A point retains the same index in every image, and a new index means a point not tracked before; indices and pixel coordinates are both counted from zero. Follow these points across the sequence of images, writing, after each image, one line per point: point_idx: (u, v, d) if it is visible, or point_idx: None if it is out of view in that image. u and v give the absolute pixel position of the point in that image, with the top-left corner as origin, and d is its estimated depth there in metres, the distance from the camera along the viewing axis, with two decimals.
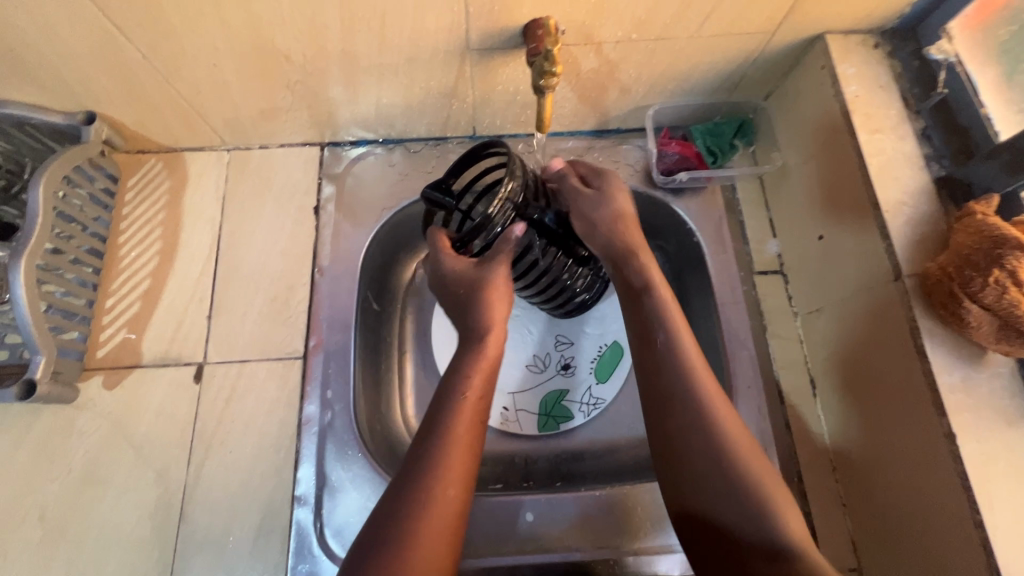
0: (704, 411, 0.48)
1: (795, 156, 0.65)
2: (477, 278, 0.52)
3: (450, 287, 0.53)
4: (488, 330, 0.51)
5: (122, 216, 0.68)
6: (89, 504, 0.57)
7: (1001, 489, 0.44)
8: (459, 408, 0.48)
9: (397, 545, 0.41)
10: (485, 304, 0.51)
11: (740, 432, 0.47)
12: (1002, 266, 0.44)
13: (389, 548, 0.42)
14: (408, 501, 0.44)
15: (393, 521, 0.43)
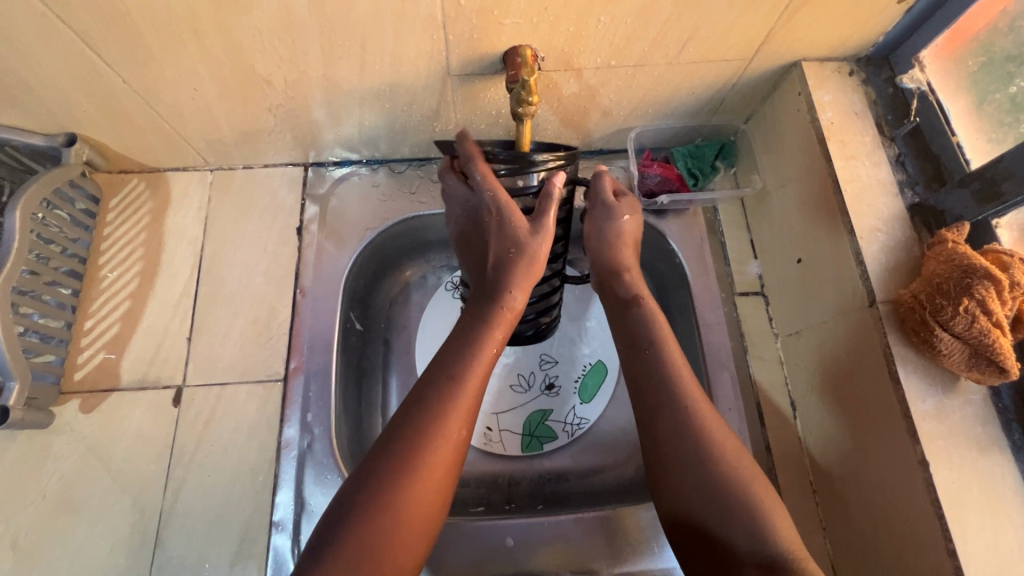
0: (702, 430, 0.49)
1: (775, 179, 0.66)
2: (527, 238, 0.51)
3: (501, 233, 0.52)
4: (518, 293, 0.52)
5: (103, 237, 0.68)
6: (62, 532, 0.56)
7: (974, 518, 0.44)
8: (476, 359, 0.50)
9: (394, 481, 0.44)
10: (524, 272, 0.52)
11: (727, 437, 0.49)
12: (973, 295, 0.44)
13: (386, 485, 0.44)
14: (378, 494, 0.43)
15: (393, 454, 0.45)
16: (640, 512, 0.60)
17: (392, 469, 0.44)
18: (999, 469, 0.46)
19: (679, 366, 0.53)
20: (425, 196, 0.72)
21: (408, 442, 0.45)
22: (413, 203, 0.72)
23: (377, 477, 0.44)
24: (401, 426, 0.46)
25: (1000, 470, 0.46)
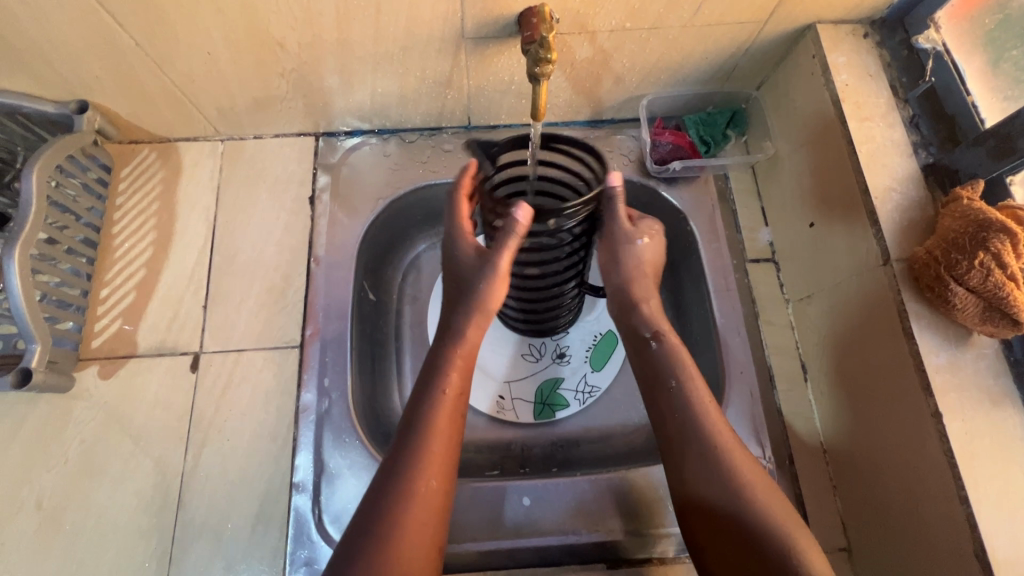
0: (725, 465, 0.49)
1: (787, 145, 0.66)
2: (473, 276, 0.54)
3: (451, 266, 0.57)
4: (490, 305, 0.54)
5: (115, 207, 0.68)
6: (85, 494, 0.57)
7: (985, 467, 0.45)
8: (437, 404, 0.51)
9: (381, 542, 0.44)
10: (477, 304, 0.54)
11: (751, 468, 0.49)
12: (987, 249, 0.45)
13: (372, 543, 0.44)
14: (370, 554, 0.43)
15: (374, 520, 0.45)
16: (655, 472, 0.61)
17: (381, 528, 0.44)
18: (1010, 420, 0.47)
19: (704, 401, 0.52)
20: (436, 166, 0.72)
21: (385, 507, 0.45)
22: (425, 173, 0.72)
23: (370, 540, 0.44)
24: (381, 488, 0.46)
25: (1012, 420, 0.47)
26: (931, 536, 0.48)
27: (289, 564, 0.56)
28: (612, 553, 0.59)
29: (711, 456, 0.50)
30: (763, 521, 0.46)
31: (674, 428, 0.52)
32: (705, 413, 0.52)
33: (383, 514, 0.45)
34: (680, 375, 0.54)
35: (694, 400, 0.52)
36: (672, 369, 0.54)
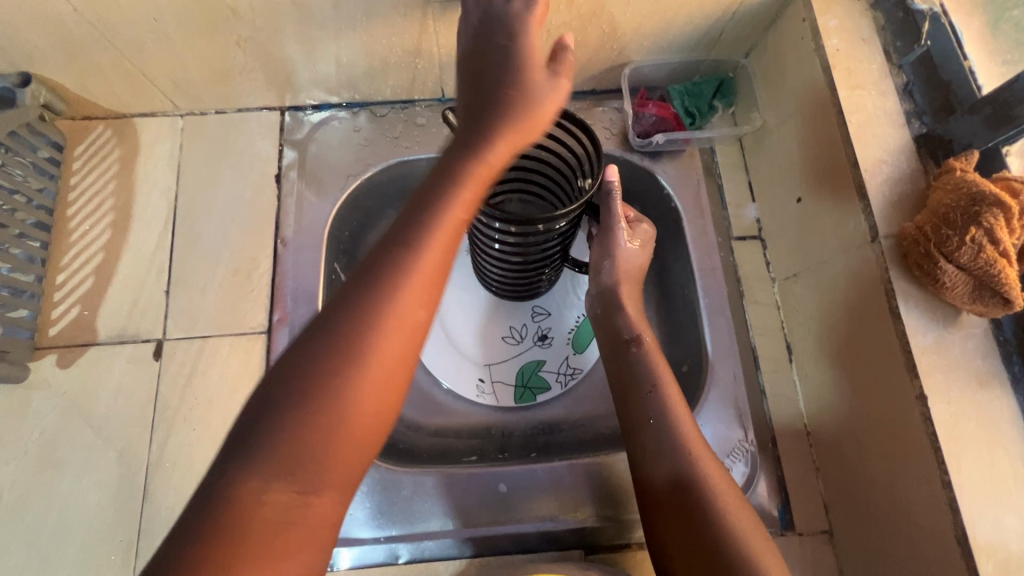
0: (691, 461, 0.49)
1: (775, 116, 0.63)
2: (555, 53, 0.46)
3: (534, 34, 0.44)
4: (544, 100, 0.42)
5: (69, 188, 0.65)
6: (47, 486, 0.55)
7: (971, 450, 0.44)
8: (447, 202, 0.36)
9: (341, 344, 0.32)
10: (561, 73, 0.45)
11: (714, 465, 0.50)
12: (980, 224, 0.43)
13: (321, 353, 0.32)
14: (304, 394, 0.32)
15: (344, 304, 0.34)
16: None
17: (318, 366, 0.32)
18: (998, 401, 0.45)
19: (678, 411, 0.52)
20: (409, 141, 0.69)
21: (342, 319, 0.33)
22: (397, 148, 0.68)
23: (299, 379, 0.32)
24: (331, 311, 0.34)
25: (1000, 402, 0.45)
26: (910, 520, 0.47)
27: None
28: (591, 539, 0.57)
29: (685, 468, 0.49)
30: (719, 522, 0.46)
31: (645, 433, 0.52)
32: (682, 424, 0.51)
33: (311, 373, 0.32)
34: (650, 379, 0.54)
35: (671, 409, 0.52)
36: (648, 376, 0.54)
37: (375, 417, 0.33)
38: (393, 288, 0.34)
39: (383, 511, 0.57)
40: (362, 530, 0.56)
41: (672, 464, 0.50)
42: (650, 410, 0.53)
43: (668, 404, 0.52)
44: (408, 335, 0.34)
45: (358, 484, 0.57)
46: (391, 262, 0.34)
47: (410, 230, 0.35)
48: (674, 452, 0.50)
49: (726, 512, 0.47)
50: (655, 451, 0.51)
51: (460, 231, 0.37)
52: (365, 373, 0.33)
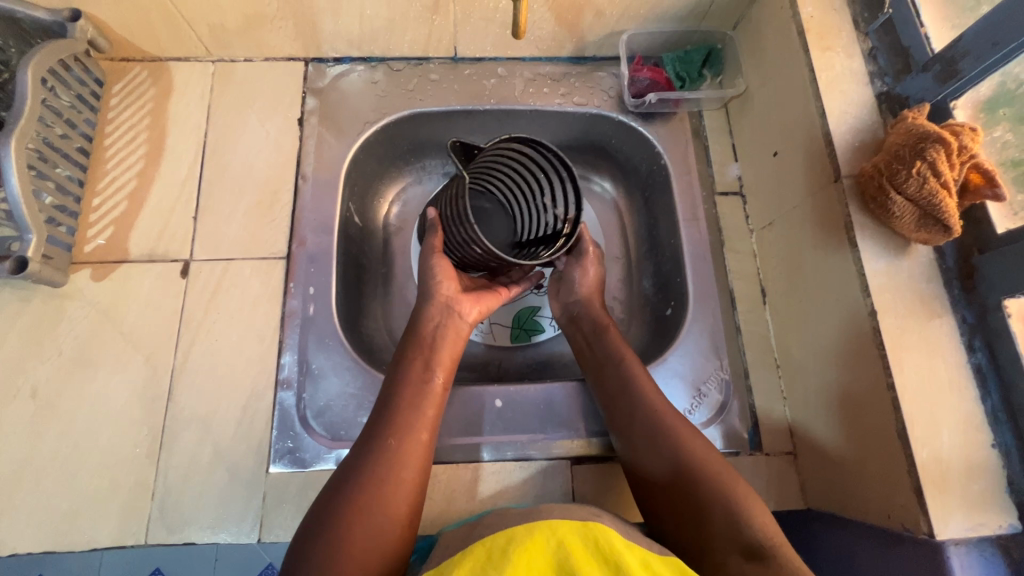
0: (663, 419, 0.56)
1: (756, 81, 0.69)
2: None
3: None
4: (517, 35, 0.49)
5: (107, 120, 0.70)
6: (79, 384, 0.60)
7: (913, 358, 0.49)
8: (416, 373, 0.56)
9: (362, 484, 0.48)
10: None
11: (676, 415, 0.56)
12: (924, 158, 0.49)
13: (357, 471, 0.49)
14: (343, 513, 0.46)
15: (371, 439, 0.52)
16: None
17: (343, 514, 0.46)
18: (939, 319, 0.51)
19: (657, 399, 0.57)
20: (422, 94, 0.75)
21: (362, 475, 0.49)
22: (411, 100, 0.74)
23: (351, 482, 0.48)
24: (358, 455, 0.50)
25: (941, 320, 0.51)
26: (861, 425, 0.53)
27: (273, 452, 0.59)
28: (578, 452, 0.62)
29: (671, 441, 0.54)
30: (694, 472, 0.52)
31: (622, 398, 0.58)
32: (663, 411, 0.56)
33: (354, 483, 0.48)
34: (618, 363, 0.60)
35: (649, 401, 0.57)
36: (615, 360, 0.61)
37: (415, 471, 0.51)
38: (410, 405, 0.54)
39: None
40: None
41: (660, 446, 0.54)
42: (633, 402, 0.58)
43: (645, 393, 0.58)
44: (429, 410, 0.55)
45: (365, 394, 0.62)
46: (387, 437, 0.51)
47: (399, 373, 0.56)
48: (658, 432, 0.55)
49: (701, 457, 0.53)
50: (646, 434, 0.55)
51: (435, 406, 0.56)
52: (388, 479, 0.49)
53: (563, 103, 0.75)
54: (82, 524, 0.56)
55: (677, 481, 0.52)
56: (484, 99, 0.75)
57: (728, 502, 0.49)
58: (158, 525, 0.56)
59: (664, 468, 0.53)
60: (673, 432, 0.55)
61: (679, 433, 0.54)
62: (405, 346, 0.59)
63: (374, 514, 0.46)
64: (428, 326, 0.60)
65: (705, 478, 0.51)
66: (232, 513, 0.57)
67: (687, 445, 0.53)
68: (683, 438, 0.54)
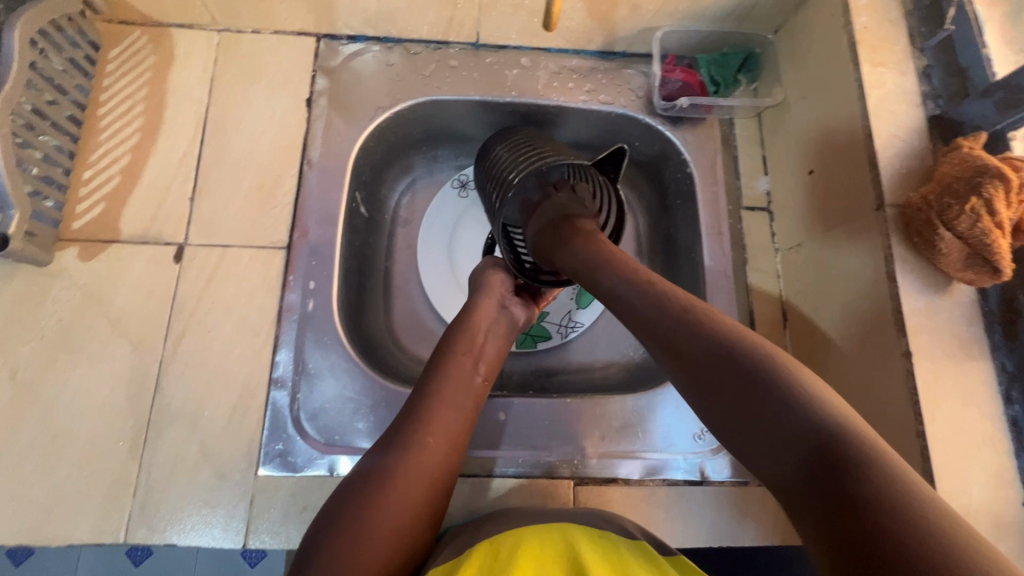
0: (708, 333, 0.37)
1: (796, 91, 0.65)
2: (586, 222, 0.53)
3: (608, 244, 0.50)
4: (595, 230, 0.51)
5: (102, 87, 0.65)
6: (61, 370, 0.57)
7: (946, 406, 0.47)
8: (458, 364, 0.54)
9: (387, 467, 0.46)
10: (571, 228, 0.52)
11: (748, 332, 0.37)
12: (980, 195, 0.45)
13: (389, 451, 0.47)
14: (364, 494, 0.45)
15: (404, 420, 0.49)
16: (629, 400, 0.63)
17: (363, 499, 0.44)
18: (977, 366, 0.48)
19: (716, 319, 0.38)
20: (440, 80, 0.70)
21: (390, 458, 0.46)
22: (428, 86, 0.70)
23: (379, 464, 0.46)
24: (392, 434, 0.48)
25: (979, 366, 0.48)
26: None
27: (262, 454, 0.57)
28: (582, 473, 0.60)
29: (785, 397, 0.32)
30: (796, 397, 0.32)
31: (644, 308, 0.41)
32: (741, 336, 0.36)
33: (384, 462, 0.46)
34: (624, 277, 0.44)
35: (727, 331, 0.37)
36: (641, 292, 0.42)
37: (440, 464, 0.48)
38: (448, 394, 0.51)
39: (383, 426, 0.59)
40: (363, 441, 0.58)
41: (781, 414, 0.31)
42: (674, 322, 0.39)
43: (714, 326, 0.38)
44: (466, 406, 0.52)
45: (363, 398, 0.59)
46: (415, 422, 0.49)
47: (443, 365, 0.53)
48: (725, 354, 0.36)
49: (817, 398, 0.32)
50: (733, 383, 0.34)
51: (472, 405, 0.52)
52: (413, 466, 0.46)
53: (588, 101, 0.71)
54: (58, 519, 0.53)
55: (807, 463, 0.29)
56: (505, 91, 0.70)
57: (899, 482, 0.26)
58: (139, 523, 0.54)
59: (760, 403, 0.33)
60: (780, 379, 0.33)
61: (796, 379, 0.33)
62: (452, 337, 0.56)
63: (396, 503, 0.44)
64: (480, 324, 0.57)
65: (793, 406, 0.31)
66: (217, 515, 0.55)
67: (819, 402, 0.31)
68: (803, 384, 0.32)
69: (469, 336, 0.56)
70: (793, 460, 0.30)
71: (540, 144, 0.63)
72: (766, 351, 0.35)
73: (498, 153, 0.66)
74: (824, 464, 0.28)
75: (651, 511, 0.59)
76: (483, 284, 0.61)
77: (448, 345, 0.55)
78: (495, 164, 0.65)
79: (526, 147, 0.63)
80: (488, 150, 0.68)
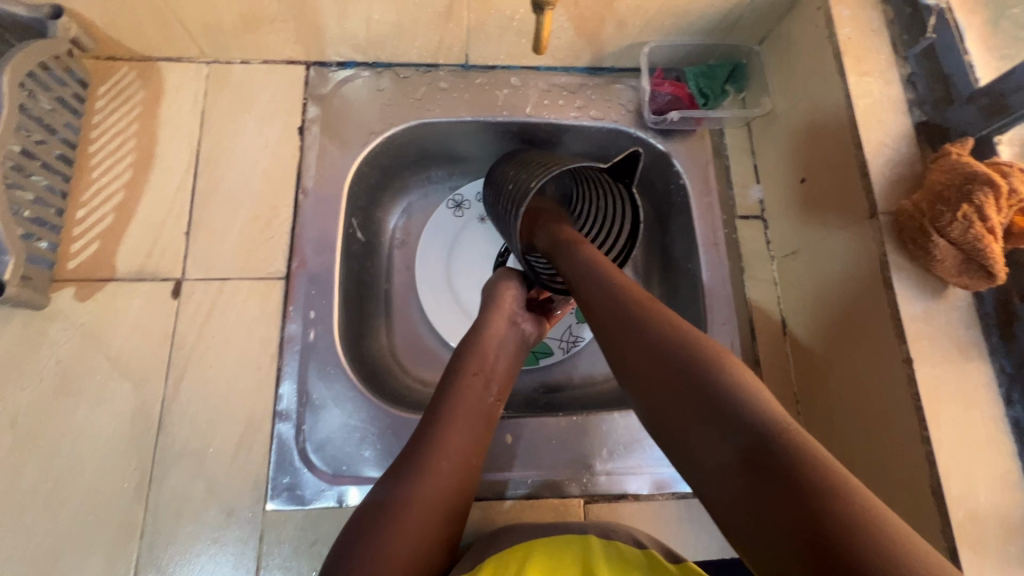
0: (661, 337, 0.41)
1: (784, 101, 0.66)
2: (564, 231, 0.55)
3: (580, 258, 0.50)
4: (583, 247, 0.52)
5: (92, 125, 0.65)
6: (62, 413, 0.56)
7: (948, 411, 0.47)
8: (469, 385, 0.53)
9: (402, 496, 0.45)
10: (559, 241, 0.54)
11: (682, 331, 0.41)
12: (972, 201, 0.46)
13: (403, 477, 0.46)
14: (377, 521, 0.44)
15: (417, 444, 0.49)
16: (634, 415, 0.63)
17: (379, 528, 0.43)
18: (977, 368, 0.49)
19: (669, 328, 0.41)
20: (430, 104, 0.70)
21: (404, 485, 0.46)
22: (419, 109, 0.70)
23: (393, 491, 0.46)
24: (405, 458, 0.48)
25: (978, 369, 0.49)
26: (890, 475, 0.50)
27: (270, 488, 0.56)
28: (591, 490, 0.60)
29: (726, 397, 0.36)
30: (749, 404, 0.35)
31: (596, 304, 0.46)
32: (711, 360, 0.38)
33: (398, 489, 0.45)
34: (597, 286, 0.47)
35: (685, 339, 0.40)
36: (597, 291, 0.46)
37: (452, 492, 0.47)
38: (459, 417, 0.51)
39: (391, 453, 0.58)
40: (371, 469, 0.58)
41: (723, 423, 0.34)
42: (630, 321, 0.43)
43: (667, 344, 0.40)
44: (478, 430, 0.51)
45: (369, 426, 0.59)
46: (429, 447, 0.48)
47: (455, 386, 0.53)
48: (657, 339, 0.41)
49: (755, 394, 0.36)
50: (643, 360, 0.40)
51: (484, 428, 0.52)
52: (425, 494, 0.46)
53: (580, 118, 0.71)
54: (65, 566, 0.53)
55: (756, 502, 0.31)
56: (496, 111, 0.71)
57: (816, 475, 0.30)
58: (147, 567, 0.53)
59: (665, 374, 0.39)
60: (718, 391, 0.36)
61: (739, 387, 0.36)
62: (463, 355, 0.56)
63: (411, 533, 0.43)
64: (492, 340, 0.57)
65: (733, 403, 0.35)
66: (226, 554, 0.54)
67: (760, 404, 0.35)
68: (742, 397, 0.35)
69: (480, 355, 0.56)
70: (726, 449, 0.33)
71: (535, 157, 0.64)
72: (695, 345, 0.40)
73: (510, 172, 0.64)
74: (753, 454, 0.32)
75: (663, 525, 0.59)
76: (495, 299, 0.60)
77: (458, 364, 0.55)
78: (497, 187, 0.66)
79: (522, 162, 0.64)
80: (492, 174, 0.69)
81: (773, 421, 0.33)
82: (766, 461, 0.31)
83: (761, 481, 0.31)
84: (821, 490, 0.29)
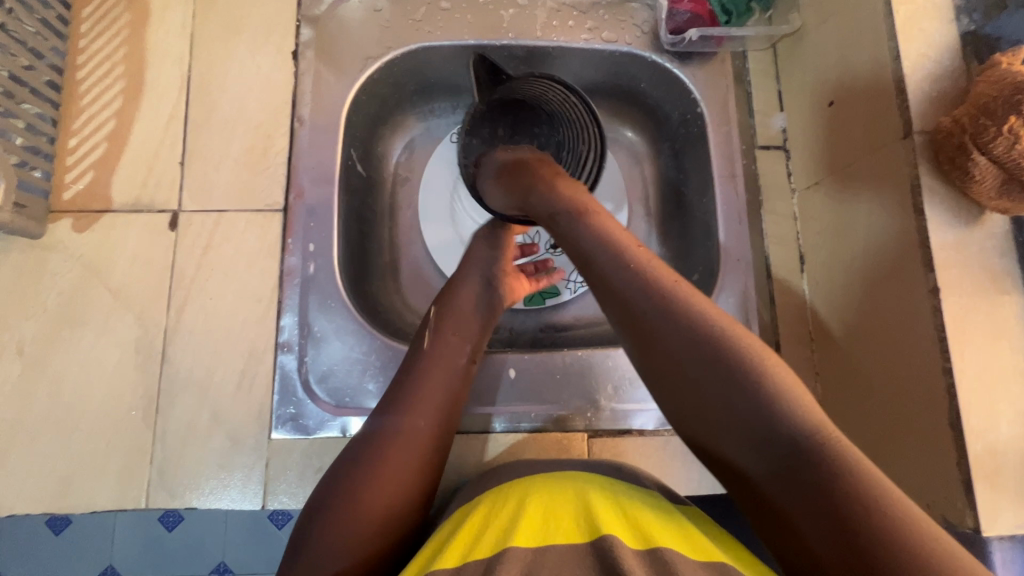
0: (695, 320, 0.35)
1: (815, 16, 0.60)
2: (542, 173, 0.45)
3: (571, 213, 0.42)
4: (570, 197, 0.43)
5: (78, 50, 0.62)
6: (67, 342, 0.57)
7: (975, 343, 0.45)
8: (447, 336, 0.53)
9: (376, 441, 0.45)
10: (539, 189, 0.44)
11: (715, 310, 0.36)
12: (1019, 113, 0.42)
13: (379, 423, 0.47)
14: (353, 466, 0.44)
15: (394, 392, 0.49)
16: None
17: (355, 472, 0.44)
18: (1009, 299, 0.46)
19: (699, 309, 0.36)
20: (431, 25, 0.66)
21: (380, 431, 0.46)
22: (418, 32, 0.66)
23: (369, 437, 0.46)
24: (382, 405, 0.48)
25: (1010, 299, 0.46)
26: (907, 410, 0.48)
27: (275, 418, 0.56)
28: (596, 426, 0.59)
29: (769, 399, 0.33)
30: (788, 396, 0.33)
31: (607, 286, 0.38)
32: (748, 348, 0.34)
33: (373, 437, 0.46)
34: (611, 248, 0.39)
35: (715, 327, 0.35)
36: (600, 245, 0.39)
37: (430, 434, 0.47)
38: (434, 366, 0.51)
39: None
40: (373, 402, 0.57)
41: (761, 429, 0.33)
42: (654, 309, 0.36)
43: (705, 333, 0.35)
44: (455, 377, 0.51)
45: (371, 359, 0.58)
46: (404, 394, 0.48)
47: (432, 338, 0.53)
48: (690, 328, 0.35)
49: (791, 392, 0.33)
50: (676, 349, 0.35)
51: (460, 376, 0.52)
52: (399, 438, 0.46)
53: (591, 41, 0.66)
54: (79, 488, 0.54)
55: (795, 506, 0.31)
56: (501, 33, 0.66)
57: (871, 497, 0.30)
58: (158, 490, 0.55)
59: (698, 378, 0.34)
60: (759, 387, 0.33)
61: (783, 390, 0.33)
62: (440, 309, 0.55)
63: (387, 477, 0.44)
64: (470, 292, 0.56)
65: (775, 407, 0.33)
66: (234, 480, 0.55)
67: (796, 406, 0.33)
68: (787, 399, 0.33)
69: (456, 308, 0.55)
70: (765, 465, 0.33)
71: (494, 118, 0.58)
72: (728, 329, 0.35)
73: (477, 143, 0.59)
74: (794, 472, 0.32)
75: (668, 461, 0.58)
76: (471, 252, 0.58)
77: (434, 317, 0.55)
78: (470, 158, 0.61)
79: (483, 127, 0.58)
80: None
81: (816, 427, 0.32)
82: (810, 475, 0.31)
83: (807, 504, 0.31)
84: (877, 517, 0.29)
